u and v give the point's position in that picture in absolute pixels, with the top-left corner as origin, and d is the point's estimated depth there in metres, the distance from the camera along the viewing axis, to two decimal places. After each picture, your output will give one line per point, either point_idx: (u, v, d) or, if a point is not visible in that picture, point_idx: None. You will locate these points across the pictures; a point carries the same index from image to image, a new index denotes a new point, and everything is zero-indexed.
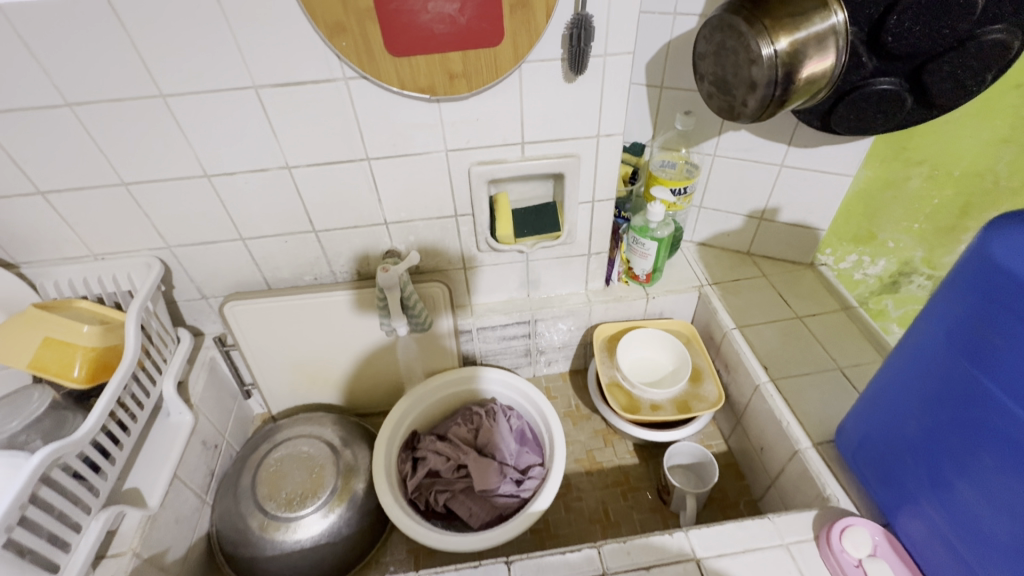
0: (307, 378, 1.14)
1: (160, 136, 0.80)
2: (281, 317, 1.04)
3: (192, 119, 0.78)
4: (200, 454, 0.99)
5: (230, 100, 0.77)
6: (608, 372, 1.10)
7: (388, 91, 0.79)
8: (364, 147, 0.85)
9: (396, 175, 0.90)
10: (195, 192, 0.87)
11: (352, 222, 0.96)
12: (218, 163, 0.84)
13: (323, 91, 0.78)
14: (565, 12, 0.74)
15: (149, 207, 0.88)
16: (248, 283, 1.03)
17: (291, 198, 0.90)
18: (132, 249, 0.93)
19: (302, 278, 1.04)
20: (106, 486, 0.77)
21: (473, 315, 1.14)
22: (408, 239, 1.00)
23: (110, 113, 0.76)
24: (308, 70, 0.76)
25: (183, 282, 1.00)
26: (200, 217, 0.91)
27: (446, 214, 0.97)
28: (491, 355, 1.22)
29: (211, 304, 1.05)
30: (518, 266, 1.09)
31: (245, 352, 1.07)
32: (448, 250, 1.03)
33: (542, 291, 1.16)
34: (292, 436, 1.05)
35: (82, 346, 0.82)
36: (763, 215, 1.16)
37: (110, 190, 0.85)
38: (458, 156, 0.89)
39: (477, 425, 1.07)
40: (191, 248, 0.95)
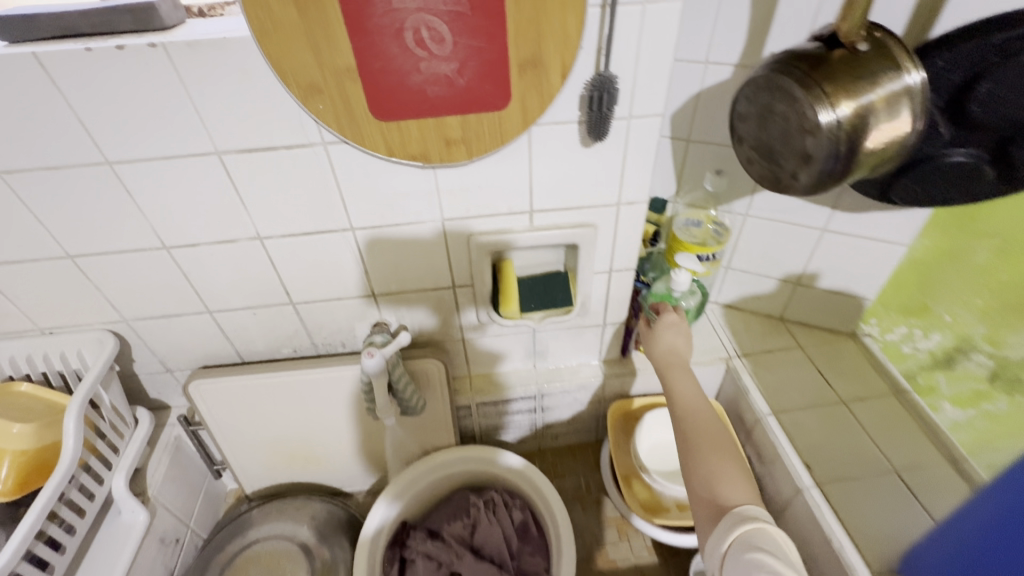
0: (284, 457, 1.01)
1: (108, 206, 0.68)
2: (254, 394, 0.92)
3: (145, 188, 0.67)
4: (156, 554, 0.86)
5: (188, 167, 0.66)
6: (624, 462, 0.98)
7: (374, 157, 0.67)
8: (348, 216, 0.74)
9: (385, 245, 0.78)
10: (153, 264, 0.76)
11: (335, 294, 0.84)
12: (178, 233, 0.73)
13: (298, 156, 0.67)
14: (585, 70, 0.63)
15: (101, 279, 0.77)
16: (219, 356, 0.91)
17: (265, 270, 0.79)
18: (84, 322, 0.82)
19: (279, 351, 0.92)
20: None
21: (472, 388, 1.01)
22: (399, 310, 0.88)
23: (48, 181, 0.65)
24: (280, 135, 0.64)
25: (144, 355, 0.88)
26: (160, 289, 0.79)
27: (442, 285, 0.85)
28: (491, 429, 1.09)
29: (177, 377, 0.93)
30: (523, 337, 0.97)
31: (214, 431, 0.95)
32: (444, 321, 0.91)
33: (551, 362, 1.03)
34: (264, 531, 0.92)
35: (11, 450, 0.71)
36: (800, 280, 1.03)
37: (55, 262, 0.74)
38: (457, 225, 0.77)
39: (474, 521, 0.94)
40: (152, 322, 0.84)
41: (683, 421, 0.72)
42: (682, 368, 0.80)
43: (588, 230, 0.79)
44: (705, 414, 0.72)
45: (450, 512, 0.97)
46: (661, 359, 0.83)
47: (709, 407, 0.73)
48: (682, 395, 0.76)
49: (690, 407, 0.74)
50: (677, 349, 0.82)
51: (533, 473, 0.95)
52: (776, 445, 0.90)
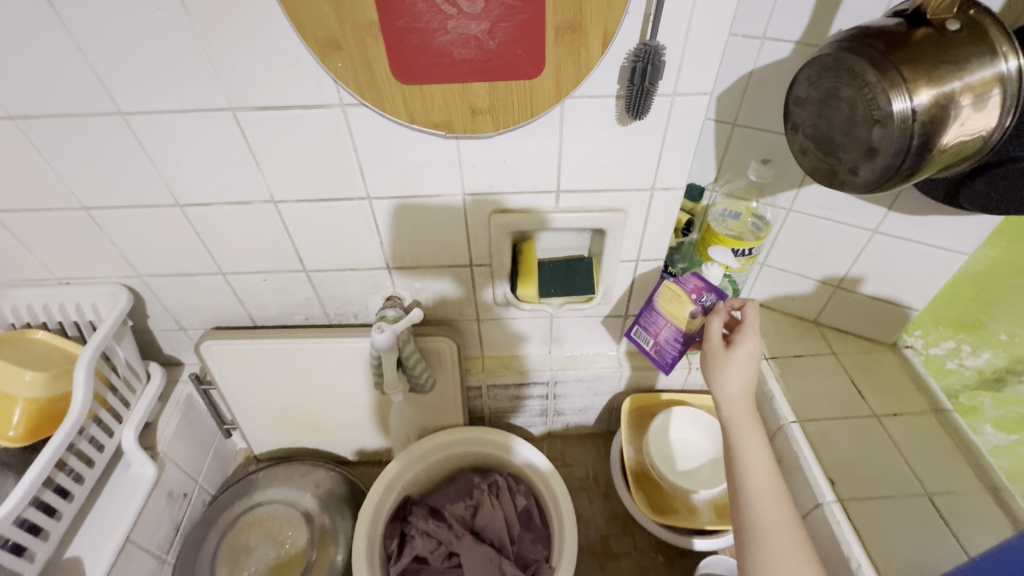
0: (292, 422, 1.01)
1: (121, 159, 0.66)
2: (264, 359, 0.91)
3: (157, 142, 0.65)
4: (163, 507, 0.88)
5: (201, 123, 0.63)
6: (634, 457, 0.95)
7: (395, 123, 0.63)
8: (364, 184, 0.70)
9: (401, 218, 0.75)
10: (166, 221, 0.74)
11: (349, 264, 0.81)
12: (191, 192, 0.70)
13: (315, 118, 0.63)
14: (628, 39, 0.57)
15: (114, 234, 0.76)
16: (232, 318, 0.90)
17: (278, 235, 0.77)
18: (99, 275, 0.82)
19: (291, 317, 0.91)
20: None
21: (483, 370, 0.99)
22: (414, 285, 0.85)
23: (61, 130, 0.63)
24: (297, 94, 0.61)
25: (159, 311, 0.88)
26: (173, 247, 0.78)
27: (459, 263, 0.82)
28: (501, 412, 1.07)
29: (190, 336, 0.93)
30: (540, 322, 0.93)
31: (225, 392, 0.95)
32: (459, 300, 0.88)
33: (567, 349, 0.99)
34: (269, 495, 0.93)
35: (22, 398, 0.71)
36: (841, 284, 0.96)
37: (70, 213, 0.73)
38: (478, 201, 0.73)
39: (476, 503, 0.93)
40: (166, 279, 0.83)
41: (749, 507, 0.60)
42: (748, 419, 0.65)
43: (617, 216, 0.74)
44: (775, 500, 0.59)
45: (454, 494, 0.96)
46: (733, 400, 0.66)
47: (778, 485, 0.60)
48: (749, 472, 0.61)
49: (768, 512, 0.59)
50: (743, 387, 0.66)
51: (540, 461, 0.93)
52: (798, 454, 0.86)
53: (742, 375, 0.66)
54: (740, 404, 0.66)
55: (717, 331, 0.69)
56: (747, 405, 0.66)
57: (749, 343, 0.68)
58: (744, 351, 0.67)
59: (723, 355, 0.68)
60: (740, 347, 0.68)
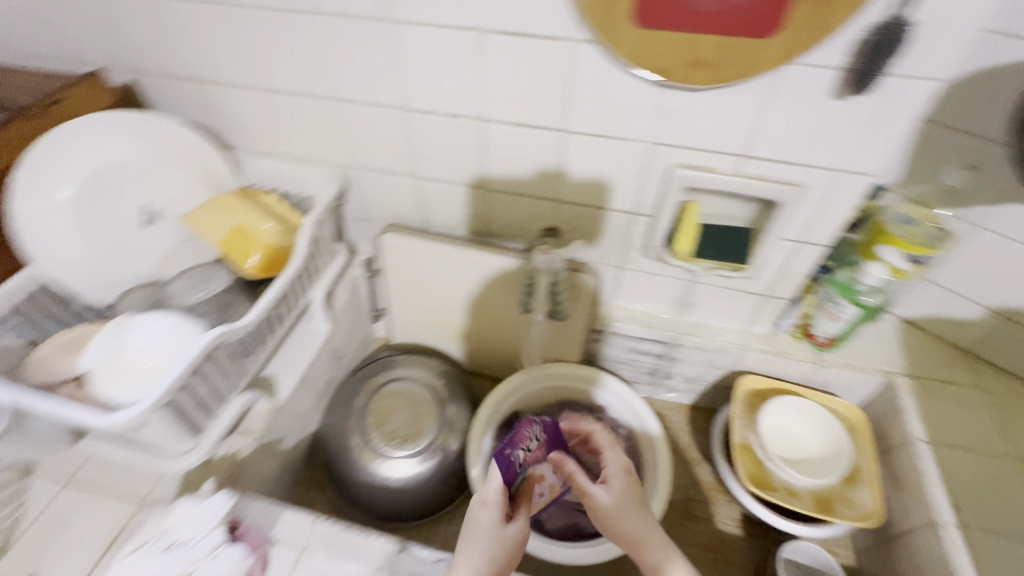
0: (433, 322, 1.17)
1: (372, 61, 0.79)
2: (428, 261, 1.05)
3: (408, 50, 0.76)
4: (327, 361, 1.06)
5: (450, 38, 0.73)
6: (742, 433, 0.96)
7: (616, 63, 0.69)
8: (565, 117, 0.78)
9: (587, 154, 0.82)
10: (390, 122, 0.87)
11: (525, 190, 0.91)
12: (417, 99, 0.82)
13: (546, 49, 0.71)
14: (875, 12, 0.58)
15: (344, 125, 0.90)
16: (409, 219, 1.04)
17: (474, 151, 0.87)
18: (321, 158, 0.98)
19: (458, 229, 1.03)
20: (245, 371, 0.83)
21: (610, 316, 1.05)
22: (574, 222, 0.93)
23: (338, 28, 0.76)
24: (538, 24, 0.68)
25: (354, 200, 1.04)
26: (386, 145, 0.91)
27: (623, 209, 0.88)
28: (613, 361, 1.14)
29: (371, 227, 1.09)
30: (679, 284, 0.97)
31: (388, 281, 1.11)
32: (610, 245, 0.94)
33: (695, 317, 1.03)
34: (408, 374, 1.07)
35: (263, 241, 0.86)
36: (1016, 317, 0.89)
37: (319, 100, 0.87)
38: (663, 152, 0.78)
39: (582, 432, 1.02)
40: (370, 173, 0.97)
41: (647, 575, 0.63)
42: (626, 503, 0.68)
43: (797, 191, 0.75)
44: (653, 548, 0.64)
45: (560, 417, 1.03)
46: (610, 517, 0.67)
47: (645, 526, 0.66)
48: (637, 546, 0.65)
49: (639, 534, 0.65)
50: (629, 523, 0.66)
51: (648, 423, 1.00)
52: (921, 474, 0.84)
53: (628, 511, 0.67)
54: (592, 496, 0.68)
55: (580, 483, 0.69)
56: (601, 511, 0.68)
57: (613, 472, 0.71)
58: (618, 478, 0.70)
59: (601, 498, 0.68)
60: (611, 484, 0.70)
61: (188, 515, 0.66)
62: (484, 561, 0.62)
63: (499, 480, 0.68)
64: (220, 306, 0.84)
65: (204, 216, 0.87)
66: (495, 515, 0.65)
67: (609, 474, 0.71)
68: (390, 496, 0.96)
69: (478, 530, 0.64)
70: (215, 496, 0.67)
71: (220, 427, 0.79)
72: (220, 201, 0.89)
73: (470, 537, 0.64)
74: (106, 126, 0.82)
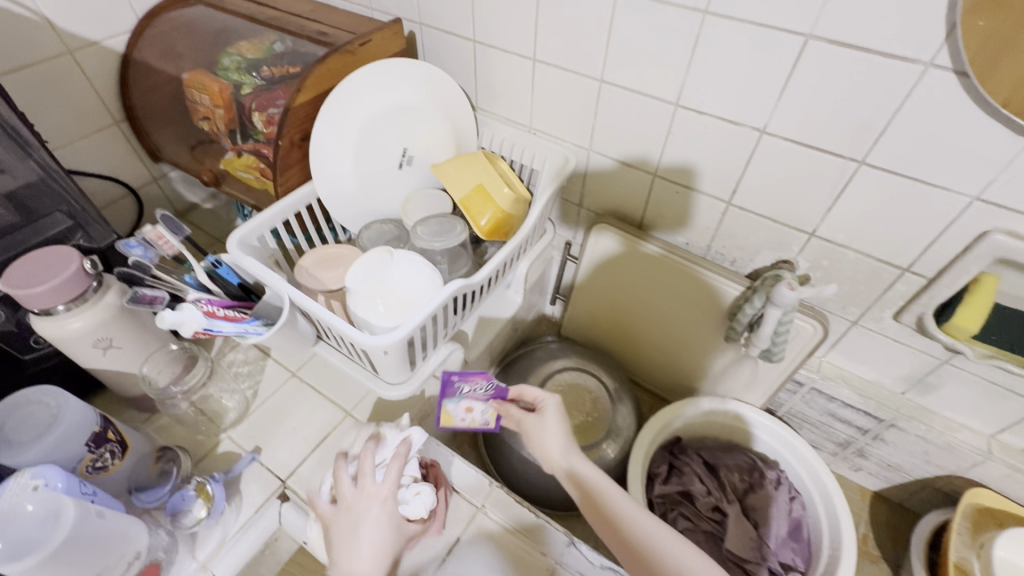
0: (612, 321, 1.17)
1: (663, 49, 0.75)
2: (633, 262, 1.03)
3: (710, 45, 0.71)
4: (508, 332, 1.09)
5: (767, 40, 0.66)
6: (958, 551, 0.85)
7: (979, 101, 0.59)
8: (871, 148, 0.68)
9: (877, 193, 0.71)
10: (652, 115, 0.83)
11: (775, 215, 0.83)
12: (695, 97, 0.77)
13: (886, 69, 0.62)
14: None
15: (601, 108, 0.88)
16: (626, 215, 1.02)
17: (734, 163, 0.81)
18: (560, 136, 0.98)
19: (675, 237, 0.99)
20: (456, 324, 0.87)
21: (818, 371, 0.94)
22: (819, 262, 0.84)
23: (640, 11, 0.73)
24: (890, 39, 0.59)
25: (576, 184, 1.04)
26: (636, 138, 0.88)
27: (894, 263, 0.76)
28: (798, 417, 1.04)
29: (580, 213, 1.09)
30: (925, 361, 0.84)
31: (582, 270, 1.12)
32: (855, 296, 0.84)
33: (927, 401, 0.89)
34: (580, 368, 1.08)
35: (498, 203, 0.90)
36: None
37: (584, 80, 0.86)
38: (985, 213, 0.66)
39: (755, 484, 0.95)
40: (606, 161, 0.95)
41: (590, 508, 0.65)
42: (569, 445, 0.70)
43: None
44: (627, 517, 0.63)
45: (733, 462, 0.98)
46: (564, 468, 0.69)
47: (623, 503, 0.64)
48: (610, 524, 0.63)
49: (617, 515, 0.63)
50: (556, 439, 0.71)
51: (834, 494, 0.88)
52: None
53: (556, 427, 0.71)
54: (559, 461, 0.69)
55: (516, 415, 0.75)
56: (584, 483, 0.66)
57: (550, 407, 0.73)
58: (554, 408, 0.73)
59: (533, 423, 0.73)
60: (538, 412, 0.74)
61: (394, 439, 0.67)
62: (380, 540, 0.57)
63: (369, 482, 0.61)
64: (452, 256, 0.87)
65: (452, 170, 0.92)
66: (374, 523, 0.58)
67: (541, 398, 0.75)
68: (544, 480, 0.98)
69: (369, 524, 0.58)
70: (415, 427, 0.68)
71: (427, 368, 0.85)
72: (467, 159, 0.94)
73: (347, 526, 0.59)
74: (393, 70, 0.88)
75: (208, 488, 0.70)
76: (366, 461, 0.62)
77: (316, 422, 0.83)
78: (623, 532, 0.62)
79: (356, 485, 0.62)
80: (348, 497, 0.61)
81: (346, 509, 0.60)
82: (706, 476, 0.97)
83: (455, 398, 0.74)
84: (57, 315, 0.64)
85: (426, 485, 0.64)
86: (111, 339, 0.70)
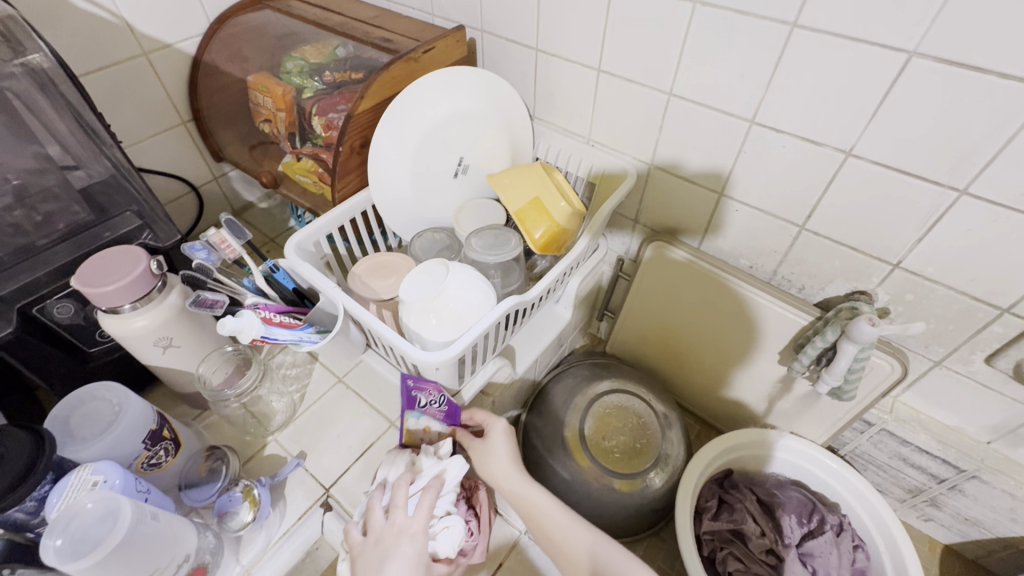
0: (663, 341, 1.12)
1: (742, 64, 0.70)
2: (691, 284, 0.99)
3: (795, 61, 0.66)
4: (555, 347, 1.06)
5: (862, 57, 0.61)
6: None
7: None
8: (976, 177, 0.62)
9: (979, 226, 0.65)
10: (723, 132, 0.79)
11: (853, 242, 0.77)
12: (775, 114, 0.72)
13: (1002, 92, 0.56)
14: None
15: (667, 122, 0.84)
16: (686, 234, 0.97)
17: (811, 186, 0.75)
18: (620, 149, 0.95)
19: (737, 259, 0.93)
20: (506, 341, 0.85)
21: (891, 412, 0.87)
22: (901, 296, 0.77)
23: (718, 23, 0.69)
24: (1013, 59, 0.53)
25: (633, 199, 1.00)
26: (703, 156, 0.84)
27: (991, 302, 0.70)
28: (862, 458, 0.97)
29: (635, 229, 1.05)
30: (1019, 410, 0.76)
31: (635, 288, 1.08)
32: (940, 335, 0.77)
33: (1018, 455, 0.80)
34: (627, 391, 1.04)
35: (554, 217, 0.87)
36: None
37: (651, 93, 0.83)
38: None
39: (813, 529, 0.89)
40: (667, 177, 0.91)
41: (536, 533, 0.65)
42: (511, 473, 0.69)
43: None
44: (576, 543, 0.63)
45: (788, 502, 0.92)
46: (506, 489, 0.68)
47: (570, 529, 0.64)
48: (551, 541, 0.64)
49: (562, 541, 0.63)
50: (499, 466, 0.70)
51: (902, 545, 0.82)
52: None
53: (500, 454, 0.70)
54: (504, 486, 0.68)
55: (466, 441, 0.75)
56: (527, 505, 0.66)
57: (495, 429, 0.73)
58: (499, 432, 0.73)
59: (480, 449, 0.72)
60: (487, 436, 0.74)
61: (430, 470, 0.67)
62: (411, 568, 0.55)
63: (401, 515, 0.59)
64: (505, 269, 0.85)
65: (509, 181, 0.90)
66: (402, 550, 0.56)
67: (487, 420, 0.75)
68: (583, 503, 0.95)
69: (395, 556, 0.56)
70: (451, 457, 0.66)
71: (475, 384, 0.83)
72: (527, 170, 0.92)
73: (369, 562, 0.57)
74: (456, 77, 0.86)
75: (255, 492, 0.70)
76: (400, 492, 0.61)
77: (360, 430, 0.82)
78: (576, 556, 0.62)
79: (386, 516, 0.61)
80: (379, 529, 0.59)
81: (374, 544, 0.58)
82: (762, 516, 0.91)
83: (415, 412, 0.73)
84: (123, 313, 0.66)
85: (456, 521, 0.63)
86: (171, 338, 0.71)
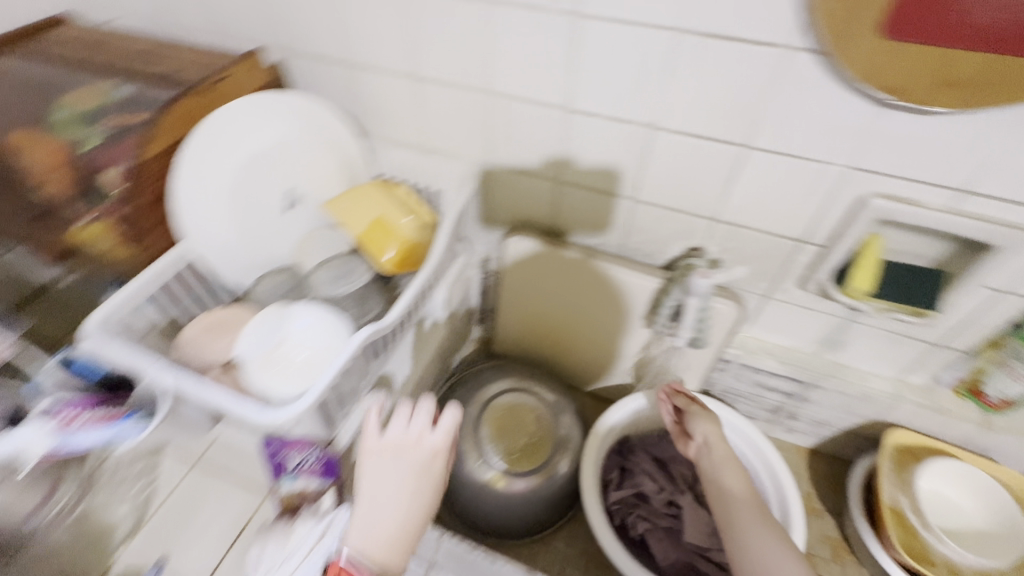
0: (543, 331, 1.13)
1: (545, 54, 0.73)
2: (554, 271, 1.01)
3: (586, 48, 0.70)
4: (438, 362, 1.02)
5: (639, 37, 0.67)
6: (890, 493, 0.88)
7: (841, 79, 0.61)
8: (755, 131, 0.70)
9: (766, 172, 0.74)
10: (544, 122, 0.82)
11: (677, 205, 0.84)
12: (586, 100, 0.76)
13: (751, 55, 0.63)
14: None
15: (493, 120, 0.85)
16: (538, 222, 0.99)
17: (632, 161, 0.81)
18: (456, 154, 0.94)
19: (588, 239, 0.97)
20: (375, 372, 0.81)
21: (743, 347, 0.97)
22: (725, 245, 0.86)
23: (511, 19, 0.71)
24: (752, 26, 0.61)
25: (482, 200, 1.00)
26: (533, 148, 0.86)
27: (791, 236, 0.80)
28: (731, 393, 1.07)
29: (492, 228, 1.05)
30: (833, 320, 0.88)
31: (506, 286, 1.08)
32: (762, 271, 0.86)
33: (841, 358, 0.94)
34: (515, 387, 1.05)
35: (401, 234, 0.84)
36: None
37: (469, 94, 0.83)
38: (860, 179, 0.70)
39: (701, 469, 0.98)
40: (507, 173, 0.92)
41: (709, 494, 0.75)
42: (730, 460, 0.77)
43: None
44: (756, 537, 0.67)
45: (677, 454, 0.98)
46: (708, 477, 0.77)
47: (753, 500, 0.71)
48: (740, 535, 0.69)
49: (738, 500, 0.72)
50: (706, 444, 0.80)
51: (773, 460, 0.93)
52: None
53: (719, 445, 0.79)
54: (707, 475, 0.77)
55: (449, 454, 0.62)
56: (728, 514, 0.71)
57: (697, 416, 0.83)
58: (704, 420, 0.82)
59: (683, 436, 0.85)
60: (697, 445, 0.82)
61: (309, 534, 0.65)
62: (400, 509, 0.57)
63: (374, 439, 0.60)
64: (359, 297, 0.80)
65: (347, 205, 0.86)
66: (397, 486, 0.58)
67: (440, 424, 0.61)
68: (495, 509, 0.95)
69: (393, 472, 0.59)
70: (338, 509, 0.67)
71: (348, 434, 0.75)
72: (362, 190, 0.87)
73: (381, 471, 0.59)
74: (260, 107, 0.81)
75: None
76: (373, 418, 0.60)
77: (228, 511, 0.72)
78: (745, 545, 0.67)
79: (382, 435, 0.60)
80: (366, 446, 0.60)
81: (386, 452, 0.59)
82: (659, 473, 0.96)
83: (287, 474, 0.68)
84: None
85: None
86: None
